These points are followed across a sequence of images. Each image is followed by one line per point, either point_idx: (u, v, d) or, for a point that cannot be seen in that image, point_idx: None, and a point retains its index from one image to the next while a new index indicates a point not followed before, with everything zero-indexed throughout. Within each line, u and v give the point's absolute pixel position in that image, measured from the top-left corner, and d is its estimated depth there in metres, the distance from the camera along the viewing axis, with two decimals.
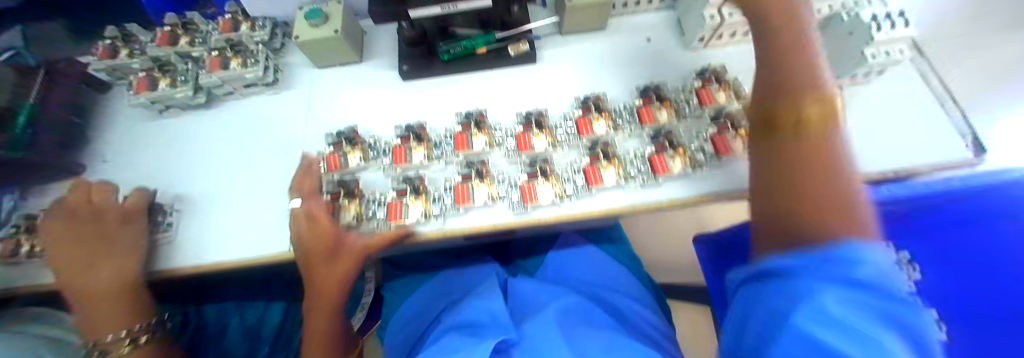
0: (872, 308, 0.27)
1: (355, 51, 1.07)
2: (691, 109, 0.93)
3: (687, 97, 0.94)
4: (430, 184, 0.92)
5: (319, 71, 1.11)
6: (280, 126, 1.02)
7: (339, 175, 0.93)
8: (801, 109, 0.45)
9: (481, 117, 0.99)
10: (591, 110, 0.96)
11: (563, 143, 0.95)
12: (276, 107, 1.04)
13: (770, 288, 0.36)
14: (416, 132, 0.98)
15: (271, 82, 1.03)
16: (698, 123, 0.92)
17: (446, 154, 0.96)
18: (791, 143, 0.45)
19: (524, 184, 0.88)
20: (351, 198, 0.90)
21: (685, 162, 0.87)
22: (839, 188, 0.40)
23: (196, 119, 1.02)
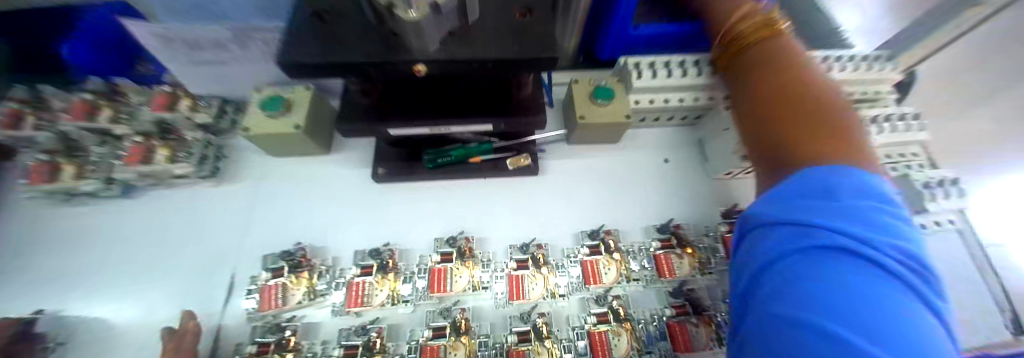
0: (844, 275, 0.39)
1: (321, 143, 0.90)
2: (716, 262, 0.81)
3: (712, 246, 0.83)
4: (394, 338, 0.72)
5: (273, 160, 0.93)
6: (212, 232, 0.85)
7: (274, 316, 0.73)
8: (816, 120, 0.54)
9: (469, 244, 0.81)
10: (601, 251, 0.80)
11: (566, 291, 0.78)
12: (213, 205, 0.88)
13: (789, 235, 0.45)
14: (384, 261, 0.77)
15: (208, 174, 0.88)
16: (719, 279, 0.81)
17: (419, 295, 0.75)
18: (804, 121, 0.54)
19: (513, 351, 0.70)
20: (284, 355, 0.68)
21: (710, 336, 0.73)
22: (821, 121, 0.55)
23: (114, 215, 0.86)
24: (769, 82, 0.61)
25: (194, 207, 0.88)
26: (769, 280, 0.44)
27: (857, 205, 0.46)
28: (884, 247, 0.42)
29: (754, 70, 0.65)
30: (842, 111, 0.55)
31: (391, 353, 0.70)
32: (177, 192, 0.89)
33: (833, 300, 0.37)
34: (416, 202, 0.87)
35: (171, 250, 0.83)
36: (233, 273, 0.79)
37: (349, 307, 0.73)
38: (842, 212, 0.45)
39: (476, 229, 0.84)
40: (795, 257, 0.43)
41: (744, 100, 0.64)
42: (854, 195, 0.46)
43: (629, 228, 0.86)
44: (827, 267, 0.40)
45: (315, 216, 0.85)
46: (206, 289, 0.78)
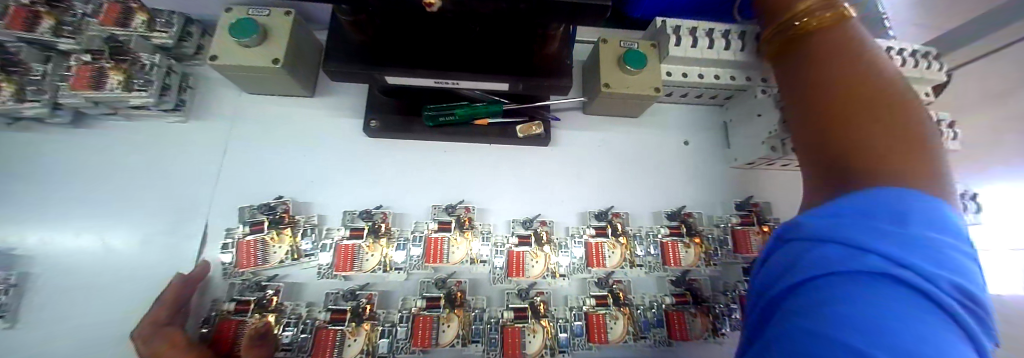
0: (897, 319, 0.27)
1: (304, 84, 0.78)
2: (722, 255, 0.79)
3: (719, 237, 0.80)
4: (383, 305, 0.68)
5: (249, 97, 0.81)
6: (180, 176, 0.75)
7: (253, 274, 0.68)
8: (877, 128, 0.41)
9: (469, 215, 0.75)
10: (607, 234, 0.76)
11: (567, 272, 0.75)
12: (178, 146, 0.76)
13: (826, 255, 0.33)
14: (375, 225, 0.71)
15: (172, 108, 0.75)
16: (721, 271, 0.80)
17: (411, 263, 0.70)
18: (862, 130, 0.42)
19: (508, 328, 0.68)
20: (265, 313, 0.64)
21: (704, 325, 0.74)
22: (897, 135, 0.41)
23: (64, 145, 0.75)
24: (817, 74, 0.48)
25: (155, 146, 0.76)
26: (795, 303, 0.33)
27: (936, 228, 0.33)
28: (957, 287, 0.30)
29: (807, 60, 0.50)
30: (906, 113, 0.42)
31: (380, 320, 0.67)
32: (136, 127, 0.77)
33: (883, 348, 0.26)
34: (413, 164, 0.79)
35: (133, 193, 0.74)
36: (205, 223, 0.72)
37: (337, 271, 0.67)
38: (919, 239, 0.31)
39: (477, 201, 0.77)
40: (833, 282, 0.31)
41: (794, 91, 0.51)
42: (933, 216, 0.33)
43: (640, 212, 0.81)
44: (882, 300, 0.28)
45: (296, 168, 0.76)
46: (176, 239, 0.71)
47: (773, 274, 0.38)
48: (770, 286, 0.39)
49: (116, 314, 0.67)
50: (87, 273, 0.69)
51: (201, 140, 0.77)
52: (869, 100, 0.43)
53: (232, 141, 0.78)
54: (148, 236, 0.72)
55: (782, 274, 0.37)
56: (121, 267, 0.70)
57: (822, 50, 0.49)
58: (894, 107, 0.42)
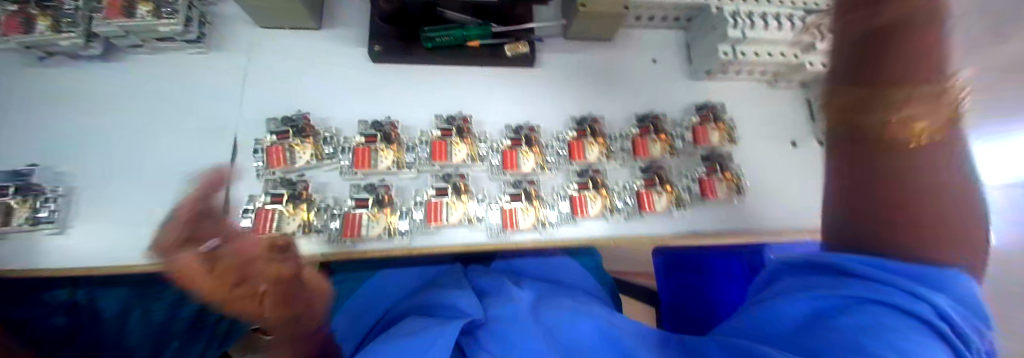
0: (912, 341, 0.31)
1: (312, 16, 0.87)
2: (685, 145, 0.90)
3: (683, 133, 0.90)
4: (398, 195, 0.79)
5: (262, 32, 0.90)
6: (204, 99, 0.84)
7: (283, 174, 0.78)
8: (925, 118, 0.36)
9: (467, 122, 0.85)
10: (586, 134, 0.87)
11: (552, 165, 0.86)
12: (201, 74, 0.85)
13: (882, 295, 0.36)
14: (386, 132, 0.81)
15: (193, 39, 0.83)
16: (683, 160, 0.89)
17: (420, 162, 0.81)
18: (914, 172, 0.36)
19: (506, 208, 0.80)
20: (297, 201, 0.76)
21: (670, 200, 0.85)
22: (964, 213, 0.35)
23: (97, 76, 0.83)
24: (890, 45, 0.38)
25: (181, 77, 0.85)
26: (842, 316, 0.36)
27: (973, 320, 0.34)
28: (981, 338, 0.33)
29: (879, 34, 0.39)
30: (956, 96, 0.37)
31: (397, 206, 0.78)
32: (162, 59, 0.85)
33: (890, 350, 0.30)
34: (414, 84, 0.88)
35: (167, 118, 0.82)
36: (234, 136, 0.82)
37: (356, 167, 0.78)
38: (963, 299, 0.33)
39: (473, 112, 0.88)
40: (885, 320, 0.34)
41: (846, 71, 0.43)
42: (969, 302, 0.33)
43: (614, 117, 0.92)
44: (907, 333, 0.32)
45: (312, 91, 0.86)
46: (208, 154, 0.80)
47: (823, 286, 0.41)
48: (818, 288, 0.41)
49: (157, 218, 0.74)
50: (124, 184, 0.78)
51: (223, 71, 0.86)
52: (931, 67, 0.36)
53: (250, 71, 0.87)
54: (181, 153, 0.80)
55: (832, 289, 0.40)
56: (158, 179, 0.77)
57: (891, 26, 0.38)
58: (965, 211, 0.35)
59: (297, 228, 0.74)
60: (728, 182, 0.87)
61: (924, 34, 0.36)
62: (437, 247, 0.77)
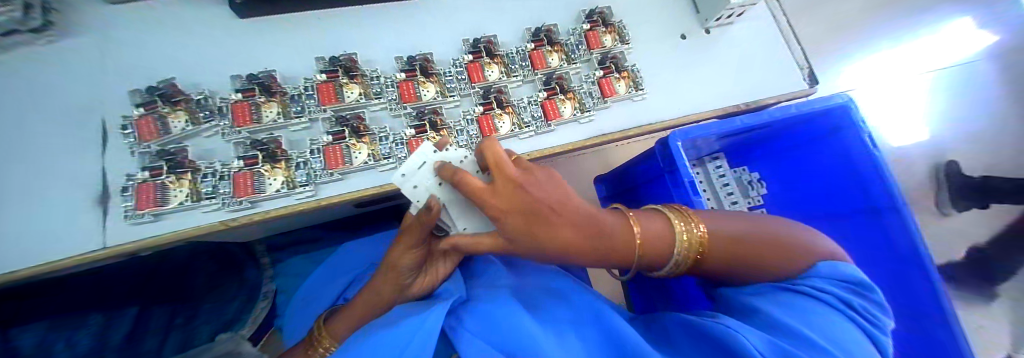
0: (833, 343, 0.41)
1: None
2: (580, 53, 0.97)
3: (576, 41, 0.97)
4: (292, 148, 0.77)
5: (113, 9, 0.83)
6: (58, 90, 0.76)
7: (158, 146, 0.75)
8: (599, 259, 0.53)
9: (353, 61, 0.81)
10: (483, 55, 0.89)
11: (453, 91, 0.86)
12: (47, 63, 0.77)
13: (799, 299, 0.45)
14: (264, 84, 0.76)
15: (39, 28, 0.73)
16: (582, 67, 0.98)
17: (310, 109, 0.78)
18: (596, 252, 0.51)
19: (411, 140, 0.79)
20: (179, 172, 0.73)
21: (574, 106, 0.91)
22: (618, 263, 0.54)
23: None
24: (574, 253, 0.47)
25: (25, 72, 0.76)
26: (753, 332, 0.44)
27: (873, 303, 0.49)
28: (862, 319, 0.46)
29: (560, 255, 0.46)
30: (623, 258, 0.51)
31: (294, 158, 0.76)
32: None
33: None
34: (292, 33, 0.84)
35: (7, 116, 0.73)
36: (101, 118, 0.77)
37: (237, 125, 0.74)
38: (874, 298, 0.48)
39: (362, 51, 0.86)
40: (798, 304, 0.45)
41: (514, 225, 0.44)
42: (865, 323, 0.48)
43: (507, 39, 0.95)
44: (826, 328, 0.42)
45: (181, 60, 0.80)
46: (85, 146, 0.75)
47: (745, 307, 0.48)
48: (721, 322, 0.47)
49: (42, 218, 0.69)
50: None
51: (80, 59, 0.79)
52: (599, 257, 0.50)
53: (111, 52, 0.80)
54: (53, 148, 0.73)
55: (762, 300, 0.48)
56: (27, 181, 0.70)
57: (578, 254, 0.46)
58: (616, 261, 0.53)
59: (184, 198, 0.72)
60: (624, 80, 0.94)
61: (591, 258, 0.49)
62: (345, 194, 0.76)
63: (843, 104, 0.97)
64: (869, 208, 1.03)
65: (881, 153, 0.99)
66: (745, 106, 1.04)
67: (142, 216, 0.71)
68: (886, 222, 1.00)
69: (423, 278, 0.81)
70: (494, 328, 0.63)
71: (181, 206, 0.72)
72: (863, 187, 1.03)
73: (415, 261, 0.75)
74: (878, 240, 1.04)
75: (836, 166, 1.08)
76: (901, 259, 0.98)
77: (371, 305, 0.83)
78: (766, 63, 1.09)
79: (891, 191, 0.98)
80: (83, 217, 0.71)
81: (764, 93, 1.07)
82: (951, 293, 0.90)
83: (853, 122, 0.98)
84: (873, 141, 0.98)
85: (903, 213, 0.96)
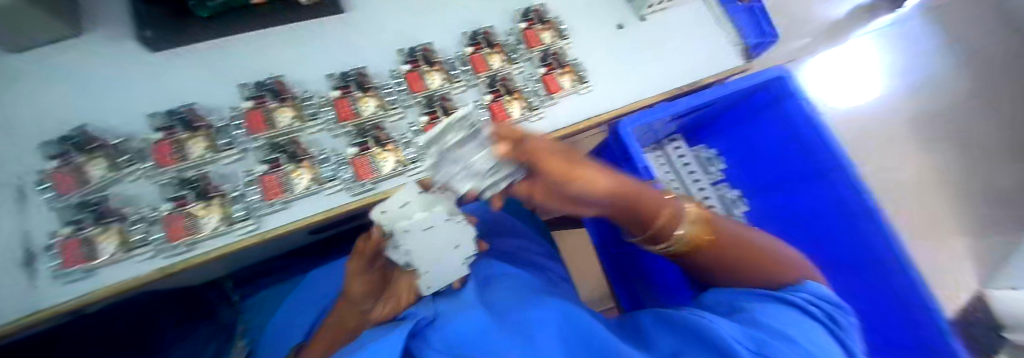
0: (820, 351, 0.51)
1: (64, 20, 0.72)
2: (522, 52, 0.96)
3: (517, 40, 0.96)
4: (225, 183, 0.74)
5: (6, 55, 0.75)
6: None
7: (80, 198, 0.69)
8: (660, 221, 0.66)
9: (281, 85, 0.78)
10: (420, 64, 0.87)
11: (394, 103, 0.84)
12: None
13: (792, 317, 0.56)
14: (186, 118, 0.73)
15: None
16: (525, 66, 0.96)
17: (240, 141, 0.76)
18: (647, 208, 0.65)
19: (355, 158, 0.77)
20: (106, 224, 0.68)
21: (522, 105, 0.90)
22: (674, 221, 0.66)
23: None
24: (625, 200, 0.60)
25: None
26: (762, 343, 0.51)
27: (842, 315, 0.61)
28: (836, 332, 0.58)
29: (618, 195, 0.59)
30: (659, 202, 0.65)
31: (229, 191, 0.73)
32: None
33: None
34: (214, 62, 0.80)
35: None
36: (13, 176, 0.70)
37: (160, 165, 0.70)
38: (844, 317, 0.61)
39: (291, 72, 0.83)
40: (776, 310, 0.58)
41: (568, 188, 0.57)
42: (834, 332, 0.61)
43: (446, 44, 0.94)
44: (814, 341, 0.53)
45: (98, 101, 0.75)
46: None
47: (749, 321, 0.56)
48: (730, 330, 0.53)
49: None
50: None
51: None
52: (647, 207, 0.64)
53: (11, 104, 0.73)
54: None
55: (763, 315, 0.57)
56: None
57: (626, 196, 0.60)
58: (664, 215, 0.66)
59: (114, 249, 0.67)
60: (567, 74, 0.95)
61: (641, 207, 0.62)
62: (290, 223, 0.73)
63: (780, 76, 1.00)
64: (819, 172, 1.06)
65: (821, 118, 1.00)
66: (694, 85, 1.06)
67: (70, 274, 0.65)
68: (836, 184, 1.02)
69: (385, 303, 0.82)
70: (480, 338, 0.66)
71: (112, 259, 0.67)
72: (810, 153, 1.05)
73: (365, 287, 0.85)
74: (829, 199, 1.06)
75: (783, 136, 1.12)
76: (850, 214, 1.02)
77: (342, 328, 0.85)
78: (707, 43, 1.11)
79: (833, 153, 0.99)
80: (4, 284, 0.65)
81: (710, 73, 1.08)
82: (903, 244, 0.92)
83: (792, 91, 1.00)
84: (813, 107, 0.99)
85: (847, 173, 0.98)
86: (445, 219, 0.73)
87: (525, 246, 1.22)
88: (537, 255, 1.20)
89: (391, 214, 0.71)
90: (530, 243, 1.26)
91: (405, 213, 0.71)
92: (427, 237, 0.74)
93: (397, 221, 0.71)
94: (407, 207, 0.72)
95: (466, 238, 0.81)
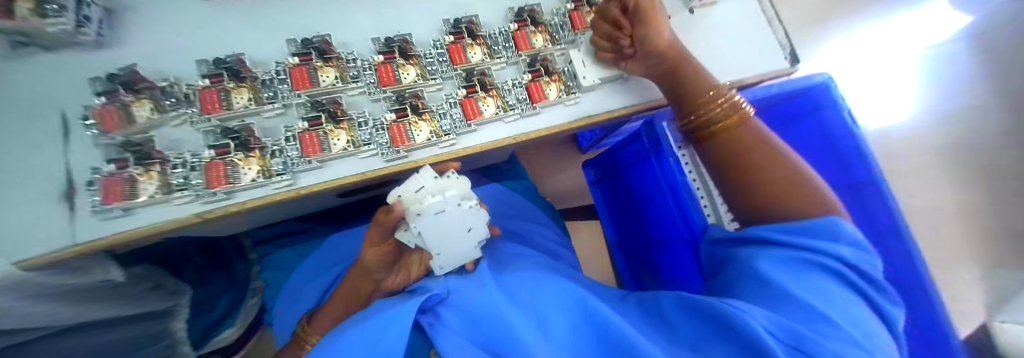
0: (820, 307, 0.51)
1: None
2: (564, 33, 0.94)
3: (560, 21, 0.95)
4: (266, 137, 0.75)
5: None
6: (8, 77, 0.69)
7: (123, 137, 0.70)
8: (702, 78, 0.75)
9: (326, 44, 0.78)
10: (464, 36, 0.86)
11: (434, 73, 0.83)
12: None
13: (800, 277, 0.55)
14: (233, 69, 0.73)
15: None
16: (567, 48, 0.94)
17: (284, 95, 0.76)
18: (681, 64, 0.77)
19: (393, 124, 0.77)
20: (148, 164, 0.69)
21: (559, 87, 0.89)
22: (704, 76, 0.76)
23: None
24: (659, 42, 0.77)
25: None
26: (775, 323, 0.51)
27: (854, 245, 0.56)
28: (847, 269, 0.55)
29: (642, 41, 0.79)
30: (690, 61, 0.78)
31: (268, 146, 0.73)
32: None
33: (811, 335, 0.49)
34: (263, 16, 0.81)
35: None
36: (60, 111, 0.71)
37: (206, 113, 0.71)
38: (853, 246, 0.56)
39: (335, 33, 0.83)
40: (814, 279, 0.55)
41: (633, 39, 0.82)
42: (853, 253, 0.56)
43: (488, 20, 0.93)
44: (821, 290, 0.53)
45: (148, 43, 0.76)
46: (40, 139, 0.69)
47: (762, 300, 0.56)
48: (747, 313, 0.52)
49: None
50: None
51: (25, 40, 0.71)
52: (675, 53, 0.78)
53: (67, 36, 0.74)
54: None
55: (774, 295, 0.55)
56: None
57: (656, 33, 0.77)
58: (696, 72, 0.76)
59: (154, 191, 0.68)
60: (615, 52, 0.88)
61: (670, 57, 0.78)
62: (324, 183, 0.74)
63: (824, 83, 1.07)
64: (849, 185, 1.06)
65: (860, 129, 1.03)
66: (729, 85, 1.04)
67: (110, 211, 0.67)
68: (866, 197, 1.01)
69: (396, 274, 0.81)
70: (479, 321, 0.71)
71: (151, 200, 0.68)
72: (844, 165, 1.06)
73: (380, 257, 0.81)
74: (856, 216, 1.05)
75: (819, 145, 1.12)
76: (876, 233, 1.00)
77: (351, 296, 0.85)
78: (750, 41, 1.08)
79: (869, 167, 1.00)
80: (46, 213, 0.65)
81: (749, 74, 1.06)
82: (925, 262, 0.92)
83: (834, 99, 1.05)
84: (852, 119, 1.03)
85: (880, 188, 0.98)
86: (457, 204, 0.71)
87: (541, 233, 1.22)
88: (552, 242, 1.21)
89: (405, 199, 0.69)
90: (544, 229, 1.26)
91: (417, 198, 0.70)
92: (438, 222, 0.71)
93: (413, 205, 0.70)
94: (419, 193, 0.69)
95: (479, 222, 0.79)
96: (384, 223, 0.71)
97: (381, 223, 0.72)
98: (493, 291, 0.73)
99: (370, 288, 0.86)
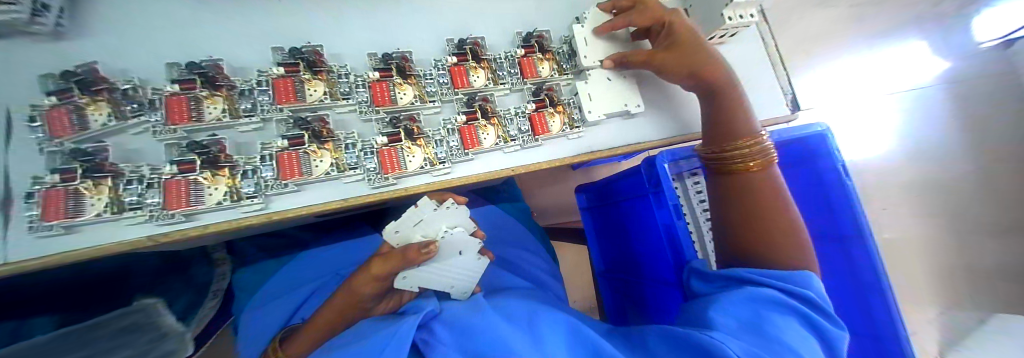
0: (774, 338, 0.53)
1: None
2: (573, 63, 0.89)
3: (569, 50, 0.90)
4: (240, 154, 0.68)
5: None
6: None
7: (73, 144, 0.62)
8: (740, 118, 0.73)
9: (316, 55, 0.71)
10: (468, 58, 0.80)
11: (433, 96, 0.77)
12: None
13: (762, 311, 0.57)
14: (208, 75, 0.65)
15: None
16: (574, 79, 0.90)
17: (263, 109, 0.68)
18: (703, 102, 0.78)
19: (383, 149, 0.70)
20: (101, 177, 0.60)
21: (563, 120, 0.84)
22: (743, 122, 0.73)
23: None
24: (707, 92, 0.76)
25: None
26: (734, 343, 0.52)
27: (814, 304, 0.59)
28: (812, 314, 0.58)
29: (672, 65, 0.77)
30: (725, 94, 0.74)
31: (241, 165, 0.66)
32: None
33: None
34: (250, 20, 0.74)
35: None
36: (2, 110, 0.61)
37: (172, 123, 0.63)
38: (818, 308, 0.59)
39: (327, 43, 0.76)
40: (782, 320, 0.56)
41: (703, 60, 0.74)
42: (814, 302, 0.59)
43: (494, 41, 0.87)
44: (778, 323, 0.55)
45: (112, 38, 0.67)
46: None
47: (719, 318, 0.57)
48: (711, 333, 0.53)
49: None
50: None
51: None
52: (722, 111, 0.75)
53: None
54: None
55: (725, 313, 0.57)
56: None
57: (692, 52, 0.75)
58: (724, 108, 0.74)
59: (102, 209, 0.60)
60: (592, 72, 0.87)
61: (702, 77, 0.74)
62: (301, 208, 0.67)
63: (820, 132, 0.99)
64: (836, 233, 1.00)
65: (852, 180, 0.96)
66: None
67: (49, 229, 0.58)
68: (850, 249, 0.96)
69: (387, 301, 0.78)
70: (468, 340, 0.62)
71: (98, 218, 0.59)
72: (830, 217, 1.01)
73: (379, 291, 0.71)
74: (839, 266, 1.00)
75: (807, 189, 1.06)
76: (860, 286, 0.95)
77: (334, 320, 0.74)
78: (756, 85, 1.06)
79: (858, 218, 0.94)
80: None
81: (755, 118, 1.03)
82: (905, 324, 0.87)
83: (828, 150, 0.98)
84: (847, 171, 0.95)
85: (865, 240, 0.93)
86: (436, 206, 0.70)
87: (533, 262, 1.16)
88: (543, 272, 1.15)
89: (401, 233, 0.68)
90: (537, 258, 1.20)
91: (418, 226, 0.69)
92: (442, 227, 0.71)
93: (413, 237, 0.70)
94: (421, 228, 0.69)
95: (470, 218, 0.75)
96: (411, 255, 0.63)
97: (403, 256, 0.63)
98: (490, 314, 0.66)
99: (364, 316, 0.77)
